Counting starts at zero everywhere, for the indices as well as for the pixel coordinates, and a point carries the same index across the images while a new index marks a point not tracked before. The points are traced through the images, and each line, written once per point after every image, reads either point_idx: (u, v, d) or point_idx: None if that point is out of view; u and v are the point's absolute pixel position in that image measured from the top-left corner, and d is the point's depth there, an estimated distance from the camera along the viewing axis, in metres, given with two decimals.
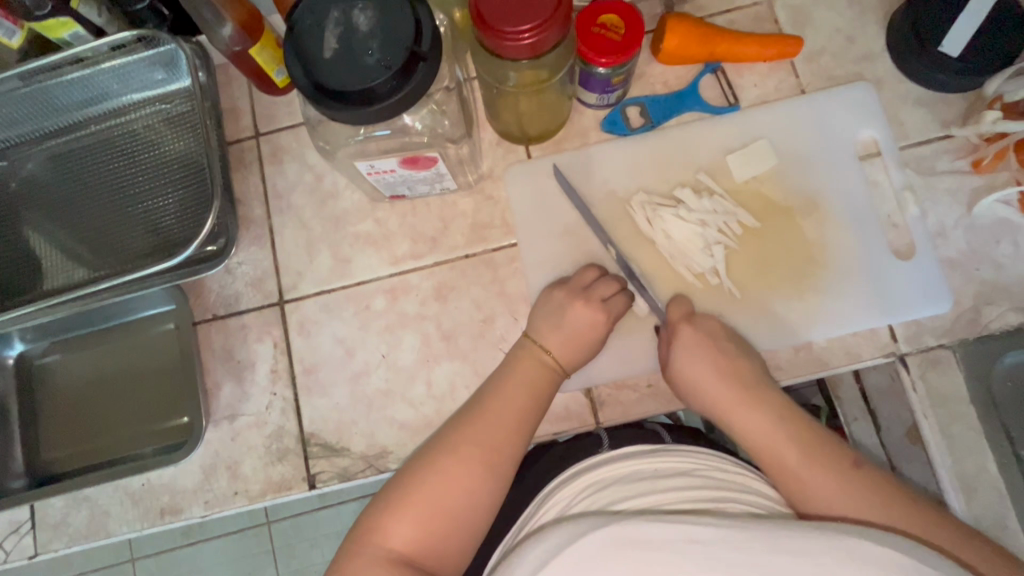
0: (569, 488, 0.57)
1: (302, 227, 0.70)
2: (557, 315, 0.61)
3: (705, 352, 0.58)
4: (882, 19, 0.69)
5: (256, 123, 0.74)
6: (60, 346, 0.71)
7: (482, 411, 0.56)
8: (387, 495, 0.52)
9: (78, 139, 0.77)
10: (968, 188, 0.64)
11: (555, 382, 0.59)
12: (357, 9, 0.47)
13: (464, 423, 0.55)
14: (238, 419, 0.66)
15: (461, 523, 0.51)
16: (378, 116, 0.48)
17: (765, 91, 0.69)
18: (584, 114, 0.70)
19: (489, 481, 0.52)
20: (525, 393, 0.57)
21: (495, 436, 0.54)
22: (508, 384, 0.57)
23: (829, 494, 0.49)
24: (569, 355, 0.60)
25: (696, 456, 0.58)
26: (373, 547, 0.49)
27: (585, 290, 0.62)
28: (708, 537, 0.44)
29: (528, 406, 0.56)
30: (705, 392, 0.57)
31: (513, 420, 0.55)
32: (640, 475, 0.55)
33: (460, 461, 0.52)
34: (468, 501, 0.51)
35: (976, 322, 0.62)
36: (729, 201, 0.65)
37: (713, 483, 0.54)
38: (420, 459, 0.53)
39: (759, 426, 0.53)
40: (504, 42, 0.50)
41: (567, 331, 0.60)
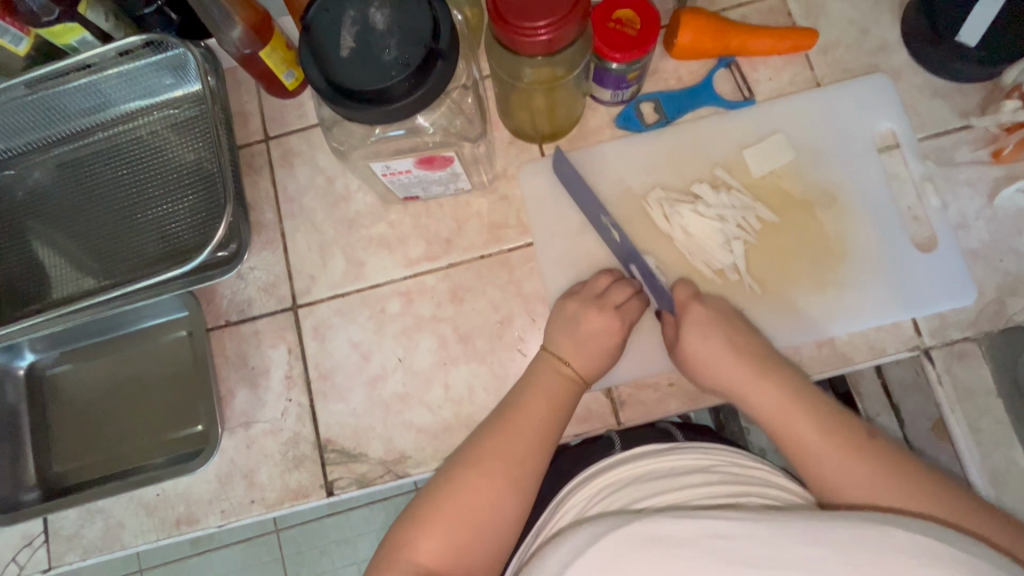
0: (585, 489, 0.56)
1: (314, 230, 0.70)
2: (572, 327, 0.60)
3: (719, 330, 0.57)
4: (897, 10, 0.68)
5: (265, 127, 0.73)
6: (70, 356, 0.70)
7: (502, 420, 0.55)
8: (410, 511, 0.51)
9: (86, 147, 0.76)
10: (988, 178, 0.63)
11: (576, 390, 0.58)
12: (374, 7, 0.47)
13: (484, 433, 0.54)
14: (253, 426, 0.65)
15: (486, 532, 0.50)
16: (395, 115, 0.47)
17: (780, 84, 0.68)
18: (597, 112, 0.69)
19: (510, 487, 0.51)
20: (543, 396, 0.56)
21: (514, 441, 0.53)
22: (527, 395, 0.57)
23: (844, 482, 0.47)
24: (588, 362, 0.59)
25: (717, 453, 0.57)
26: (400, 562, 0.48)
27: (599, 298, 0.61)
28: (733, 533, 0.43)
29: (547, 414, 0.55)
30: (714, 373, 0.56)
31: (534, 428, 0.54)
32: (661, 473, 0.54)
33: (481, 470, 0.52)
34: (492, 509, 0.50)
35: (1001, 314, 0.61)
36: (748, 196, 0.64)
37: (738, 478, 0.53)
38: (442, 472, 0.53)
39: (788, 411, 0.52)
40: (521, 38, 0.50)
41: (581, 341, 0.59)
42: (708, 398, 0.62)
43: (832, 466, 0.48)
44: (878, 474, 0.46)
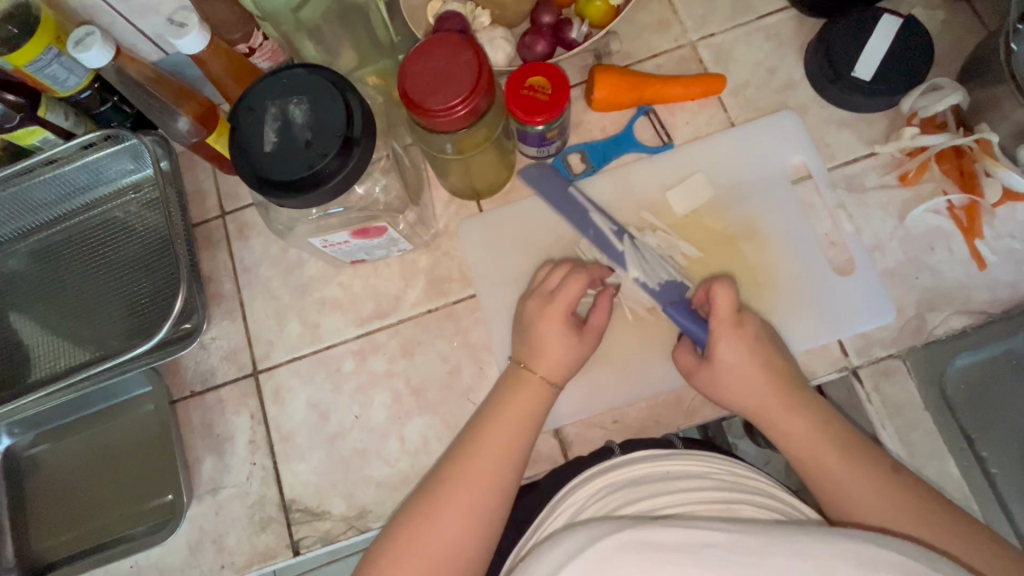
0: (582, 491, 0.58)
1: (271, 297, 0.73)
2: (529, 324, 0.62)
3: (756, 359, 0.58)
4: (800, 49, 0.73)
5: (221, 203, 0.77)
6: (46, 436, 0.74)
7: (493, 409, 0.59)
8: (413, 498, 0.55)
9: (56, 233, 0.81)
10: (898, 200, 0.67)
11: (544, 398, 0.60)
12: (292, 103, 0.51)
13: (481, 422, 0.58)
14: (221, 491, 0.68)
15: (475, 519, 0.53)
16: (322, 197, 0.51)
17: (697, 126, 0.72)
18: (529, 165, 0.73)
19: (475, 515, 0.53)
20: (510, 413, 0.58)
21: (480, 469, 0.55)
22: (513, 391, 0.60)
23: (860, 499, 0.51)
24: (551, 362, 0.60)
25: (709, 459, 0.59)
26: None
27: (548, 292, 0.63)
28: (721, 542, 0.45)
29: (532, 409, 0.59)
30: (744, 395, 0.57)
31: (521, 419, 0.58)
32: (654, 479, 0.57)
33: (446, 502, 0.53)
34: (461, 539, 0.52)
35: (922, 329, 0.64)
36: (673, 235, 0.68)
37: (727, 486, 0.56)
38: (414, 502, 0.55)
39: (805, 432, 0.55)
40: (435, 119, 0.54)
41: (537, 337, 0.61)
42: (652, 431, 0.65)
43: (850, 489, 0.52)
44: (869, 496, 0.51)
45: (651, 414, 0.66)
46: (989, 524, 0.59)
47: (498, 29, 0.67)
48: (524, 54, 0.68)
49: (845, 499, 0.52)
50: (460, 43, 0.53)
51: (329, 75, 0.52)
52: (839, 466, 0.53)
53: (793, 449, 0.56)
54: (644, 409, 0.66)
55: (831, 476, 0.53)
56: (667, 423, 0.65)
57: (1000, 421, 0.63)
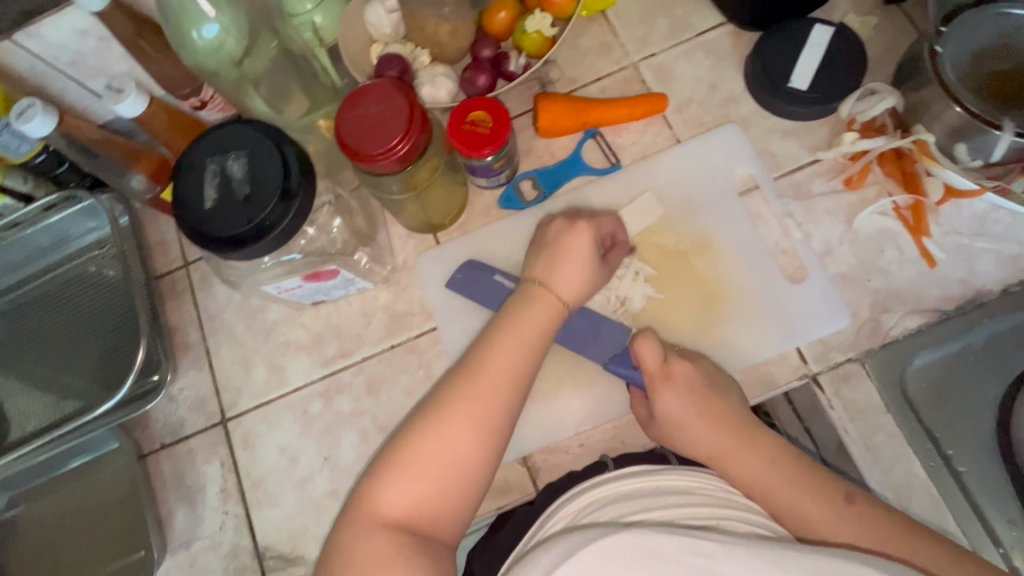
0: (569, 505, 0.57)
1: (236, 344, 0.74)
2: (554, 247, 0.62)
3: (698, 413, 0.58)
4: (739, 63, 0.74)
5: (184, 254, 0.78)
6: (19, 500, 0.74)
7: (508, 318, 0.59)
8: (433, 400, 0.55)
9: (22, 294, 0.81)
10: (845, 204, 0.68)
11: (556, 318, 0.60)
12: (231, 159, 0.53)
13: (499, 329, 0.58)
14: (194, 543, 0.68)
15: (491, 421, 0.53)
16: (269, 245, 0.51)
17: (644, 146, 0.73)
18: (482, 195, 0.74)
19: (480, 433, 0.53)
20: (525, 333, 0.58)
21: (492, 383, 0.54)
22: (528, 302, 0.60)
23: (828, 526, 0.52)
24: (569, 281, 0.61)
25: (699, 475, 0.58)
26: (368, 515, 0.50)
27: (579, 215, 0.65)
28: (714, 552, 0.46)
29: (547, 318, 0.59)
30: (692, 443, 0.59)
31: (536, 327, 0.58)
32: (645, 492, 0.56)
33: (451, 416, 0.53)
34: (464, 456, 0.52)
35: (878, 331, 0.64)
36: (626, 255, 0.68)
37: (717, 501, 0.55)
38: (418, 416, 0.54)
39: (759, 468, 0.55)
40: (374, 163, 0.54)
41: (560, 256, 0.61)
42: (620, 452, 0.65)
43: (820, 519, 0.52)
44: (835, 521, 0.51)
45: (617, 435, 0.65)
46: (959, 524, 0.59)
47: (439, 67, 0.69)
48: (466, 89, 0.70)
49: (813, 525, 0.52)
50: (391, 89, 0.55)
51: (265, 129, 0.53)
52: (808, 497, 0.53)
53: (751, 485, 0.55)
54: (609, 430, 0.66)
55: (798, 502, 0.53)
56: (632, 443, 0.65)
57: (962, 417, 0.63)
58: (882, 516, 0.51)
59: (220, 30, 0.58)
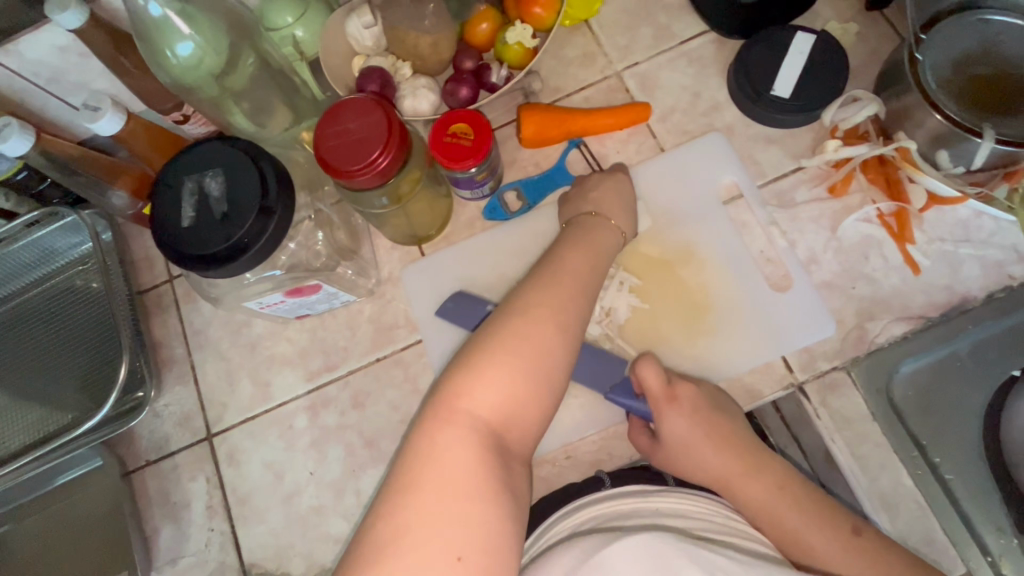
0: (567, 523, 0.57)
1: (221, 359, 0.74)
2: (608, 187, 0.65)
3: (706, 434, 0.59)
4: (722, 72, 0.74)
5: (169, 268, 0.78)
6: (2, 519, 0.73)
7: (572, 239, 0.61)
8: (506, 306, 0.54)
9: (5, 310, 0.80)
10: (829, 212, 0.68)
11: (616, 243, 0.62)
12: (207, 176, 0.52)
13: (563, 248, 0.60)
14: (180, 561, 0.67)
15: (570, 325, 0.53)
16: (249, 262, 0.51)
17: (628, 154, 0.73)
18: (467, 206, 0.74)
19: (562, 334, 0.52)
20: (589, 253, 0.59)
21: (567, 292, 0.55)
22: (589, 229, 0.62)
23: (828, 553, 0.53)
24: (624, 217, 0.64)
25: (696, 498, 0.58)
26: (457, 413, 0.48)
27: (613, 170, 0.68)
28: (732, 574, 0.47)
29: (608, 244, 0.61)
30: (698, 465, 0.59)
31: (601, 248, 0.61)
32: (645, 513, 0.56)
33: (536, 318, 0.52)
34: (550, 357, 0.51)
35: (863, 338, 0.64)
36: (612, 265, 0.68)
37: (714, 524, 0.56)
38: (494, 319, 0.53)
39: (766, 493, 0.56)
40: (354, 178, 0.54)
41: (614, 197, 0.65)
42: (607, 463, 0.65)
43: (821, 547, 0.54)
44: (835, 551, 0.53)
45: (604, 446, 0.65)
46: (947, 533, 0.58)
47: (421, 79, 0.68)
48: (449, 101, 0.69)
49: (812, 553, 0.54)
50: (369, 104, 0.55)
51: (242, 145, 0.53)
52: (811, 531, 0.54)
53: (753, 510, 0.57)
54: (595, 441, 0.65)
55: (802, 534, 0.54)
56: (618, 454, 0.65)
57: (947, 424, 0.63)
58: (873, 550, 0.53)
59: (195, 47, 0.58)
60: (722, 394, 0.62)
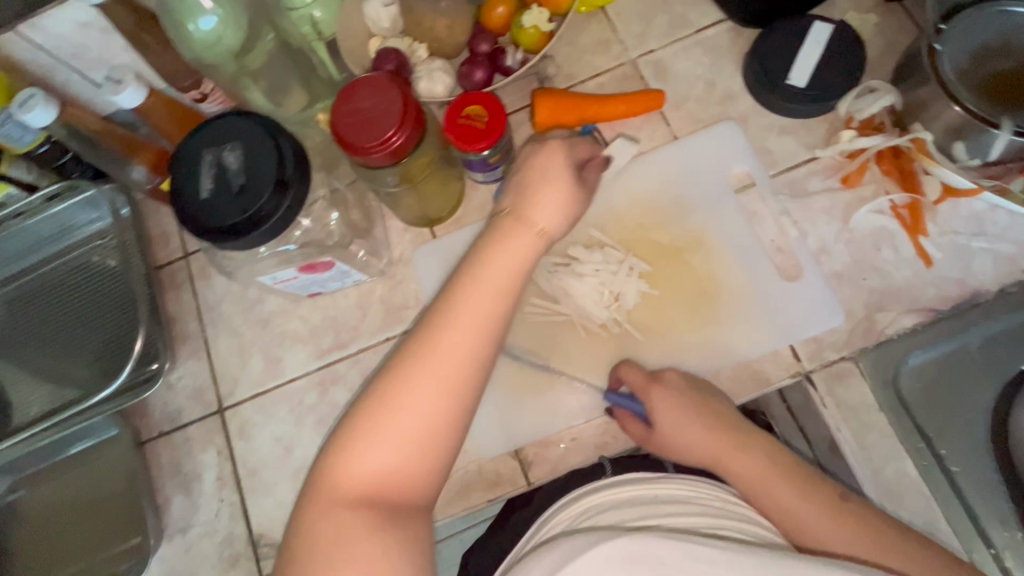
0: (567, 511, 0.60)
1: (234, 335, 0.75)
2: (538, 179, 0.59)
3: (692, 412, 0.60)
4: (738, 60, 0.74)
5: (184, 245, 0.79)
6: (21, 484, 0.75)
7: (478, 259, 0.55)
8: (397, 361, 0.53)
9: (26, 282, 0.82)
10: (842, 202, 0.67)
11: (531, 255, 0.57)
12: (226, 150, 0.53)
13: (469, 273, 0.55)
14: (191, 530, 0.69)
15: (468, 381, 0.52)
16: (264, 236, 0.52)
17: (641, 141, 0.73)
18: (479, 189, 0.74)
19: (454, 396, 0.52)
20: (498, 276, 0.55)
21: (441, 355, 0.52)
22: (495, 248, 0.56)
23: (823, 536, 0.53)
24: (549, 218, 0.58)
25: (696, 485, 0.60)
26: (338, 482, 0.50)
27: (567, 146, 0.61)
28: (713, 558, 0.47)
29: (517, 265, 0.56)
30: (695, 453, 0.60)
31: (519, 266, 0.56)
32: (642, 500, 0.59)
33: (412, 373, 0.51)
34: (423, 421, 0.51)
35: (873, 329, 0.64)
36: (621, 251, 0.68)
37: (712, 511, 0.57)
38: (393, 368, 0.52)
39: (755, 467, 0.57)
40: (370, 156, 0.55)
41: (543, 195, 0.58)
42: (611, 447, 0.65)
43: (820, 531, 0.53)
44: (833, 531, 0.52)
45: (609, 430, 0.66)
46: (951, 523, 0.59)
47: (436, 61, 0.69)
48: (464, 84, 0.70)
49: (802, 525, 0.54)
50: (386, 83, 0.55)
51: (261, 120, 0.54)
52: (801, 501, 0.54)
53: (747, 485, 0.57)
54: (601, 425, 0.66)
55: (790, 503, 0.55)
56: (623, 438, 0.65)
57: (954, 417, 0.63)
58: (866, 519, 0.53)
59: (217, 21, 0.59)
60: (704, 380, 0.63)
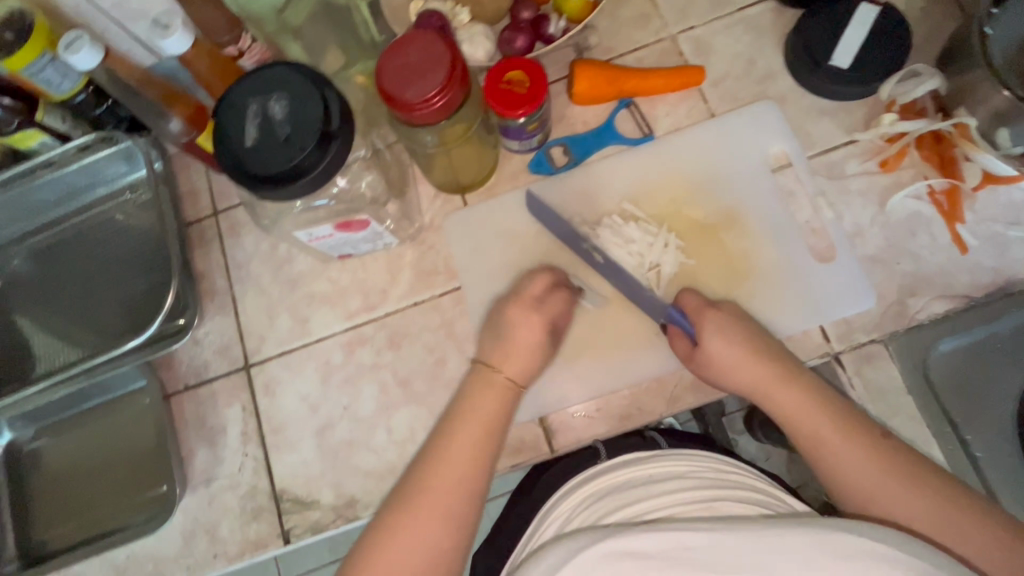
0: (566, 503, 0.64)
1: (262, 293, 0.75)
2: (500, 331, 0.63)
3: (744, 338, 0.61)
4: (779, 40, 0.74)
5: (214, 202, 0.79)
6: (46, 431, 0.76)
7: (456, 414, 0.60)
8: (389, 509, 0.56)
9: (55, 234, 0.83)
10: (878, 186, 0.67)
11: (505, 400, 0.61)
12: (272, 99, 0.53)
13: (448, 424, 0.60)
14: (214, 483, 0.69)
15: (454, 523, 0.55)
16: (305, 188, 0.52)
17: (677, 118, 0.73)
18: (512, 159, 0.74)
19: (446, 522, 0.55)
20: (482, 417, 0.60)
21: (435, 493, 0.56)
22: (469, 403, 0.60)
23: (853, 474, 0.54)
24: (519, 368, 0.62)
25: (689, 459, 0.65)
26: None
27: (521, 294, 0.65)
28: (699, 543, 0.49)
29: (494, 414, 0.60)
30: (741, 376, 0.60)
31: (488, 421, 0.59)
32: (634, 483, 0.62)
33: (419, 497, 0.55)
34: (426, 533, 0.54)
35: (904, 314, 0.64)
36: (654, 224, 0.68)
37: (707, 482, 0.61)
38: (389, 505, 0.56)
39: (797, 401, 0.58)
40: (415, 111, 0.55)
41: (512, 346, 0.62)
42: (636, 419, 0.66)
43: (848, 471, 0.54)
44: (860, 471, 0.53)
45: (635, 402, 0.66)
46: None
47: (478, 26, 0.68)
48: (504, 50, 0.69)
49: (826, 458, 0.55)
50: (434, 39, 0.55)
51: (308, 72, 0.54)
52: (831, 437, 0.55)
53: (784, 416, 0.58)
54: (626, 397, 0.66)
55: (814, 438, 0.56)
56: (648, 411, 0.65)
57: (980, 405, 0.64)
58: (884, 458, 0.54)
59: None
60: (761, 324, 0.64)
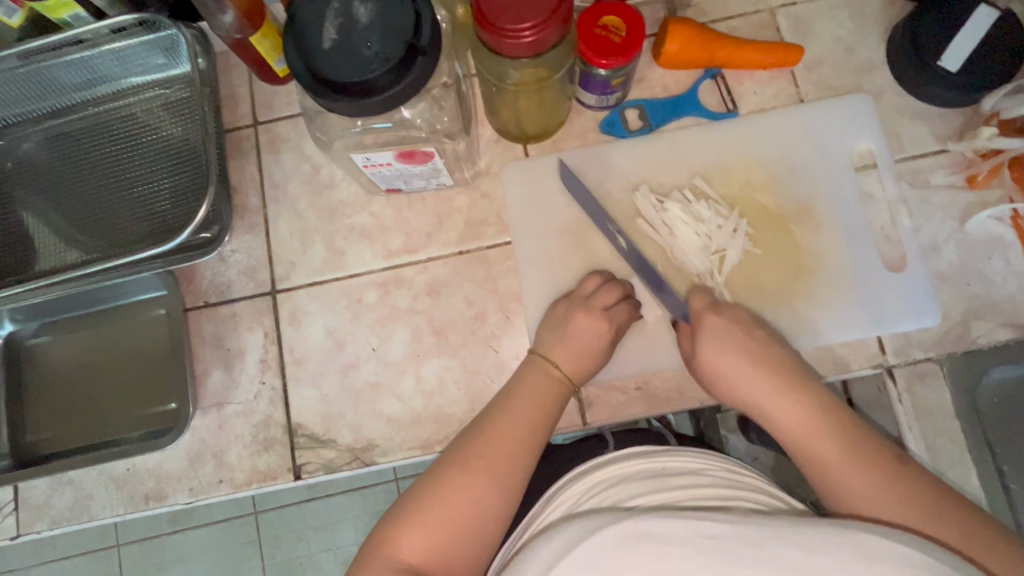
0: (573, 488, 0.58)
1: (297, 218, 0.70)
2: (560, 328, 0.61)
3: (737, 344, 0.55)
4: (883, 31, 0.69)
5: (254, 112, 0.73)
6: (49, 328, 0.71)
7: (495, 408, 0.57)
8: (409, 496, 0.52)
9: (75, 121, 0.76)
10: (962, 203, 0.65)
11: (560, 398, 0.59)
12: (358, 1, 0.47)
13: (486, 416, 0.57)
14: (225, 407, 0.66)
15: (474, 520, 0.51)
16: (377, 108, 0.47)
17: (764, 98, 0.69)
18: (583, 115, 0.70)
19: (475, 512, 0.51)
20: (527, 413, 0.56)
21: (468, 483, 0.52)
22: (517, 397, 0.57)
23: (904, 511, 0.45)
24: (575, 368, 0.60)
25: (705, 457, 0.59)
26: (380, 559, 0.49)
27: (587, 300, 0.62)
28: (723, 533, 0.44)
29: (543, 409, 0.57)
30: (736, 387, 0.54)
31: (535, 414, 0.57)
32: (647, 472, 0.57)
33: (468, 473, 0.53)
34: (463, 517, 0.51)
35: (965, 336, 0.62)
36: (723, 204, 0.65)
37: (723, 482, 0.56)
38: (415, 491, 0.52)
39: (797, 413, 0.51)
40: (505, 41, 0.50)
41: (572, 344, 0.60)
42: (675, 403, 0.64)
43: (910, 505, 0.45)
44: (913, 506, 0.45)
45: (676, 388, 0.64)
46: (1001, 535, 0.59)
47: None
48: None
49: (845, 495, 0.48)
50: None
51: None
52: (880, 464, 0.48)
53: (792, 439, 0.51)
54: (670, 381, 0.64)
55: (851, 493, 0.47)
56: (688, 398, 0.63)
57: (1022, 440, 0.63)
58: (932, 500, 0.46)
59: None
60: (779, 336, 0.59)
